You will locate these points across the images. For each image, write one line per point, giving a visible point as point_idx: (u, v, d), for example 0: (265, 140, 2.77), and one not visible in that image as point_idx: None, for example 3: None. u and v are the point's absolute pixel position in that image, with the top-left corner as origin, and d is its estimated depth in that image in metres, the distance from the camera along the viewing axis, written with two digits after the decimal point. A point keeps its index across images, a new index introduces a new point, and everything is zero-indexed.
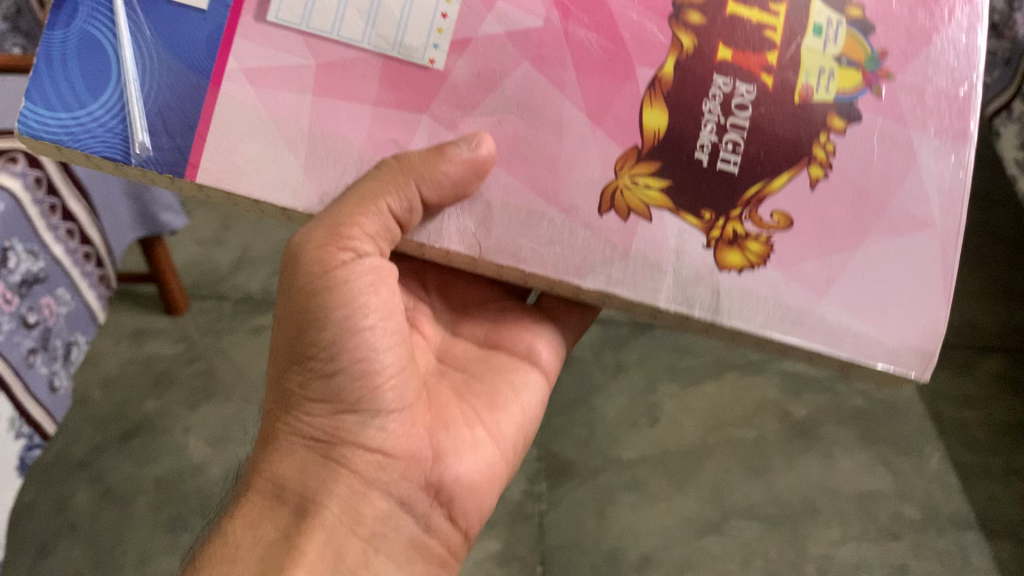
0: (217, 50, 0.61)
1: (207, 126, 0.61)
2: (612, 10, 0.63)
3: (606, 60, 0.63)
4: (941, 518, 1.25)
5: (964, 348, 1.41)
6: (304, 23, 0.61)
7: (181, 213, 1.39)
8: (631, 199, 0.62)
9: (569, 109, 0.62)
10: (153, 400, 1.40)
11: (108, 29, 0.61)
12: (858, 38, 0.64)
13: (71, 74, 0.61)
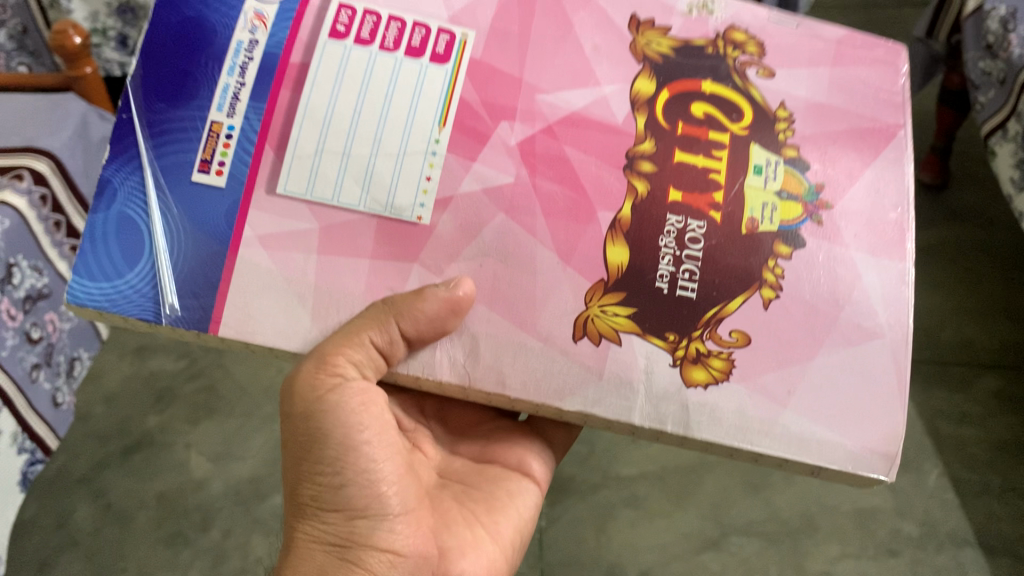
0: (234, 220, 0.62)
1: (227, 280, 0.61)
2: (575, 167, 0.66)
3: (570, 208, 0.65)
4: (939, 535, 1.25)
5: (959, 365, 1.43)
6: (309, 193, 0.62)
7: None
8: (603, 326, 0.63)
9: (543, 254, 0.64)
10: (154, 416, 1.41)
11: (142, 210, 0.62)
12: (797, 175, 0.68)
13: (107, 250, 0.61)
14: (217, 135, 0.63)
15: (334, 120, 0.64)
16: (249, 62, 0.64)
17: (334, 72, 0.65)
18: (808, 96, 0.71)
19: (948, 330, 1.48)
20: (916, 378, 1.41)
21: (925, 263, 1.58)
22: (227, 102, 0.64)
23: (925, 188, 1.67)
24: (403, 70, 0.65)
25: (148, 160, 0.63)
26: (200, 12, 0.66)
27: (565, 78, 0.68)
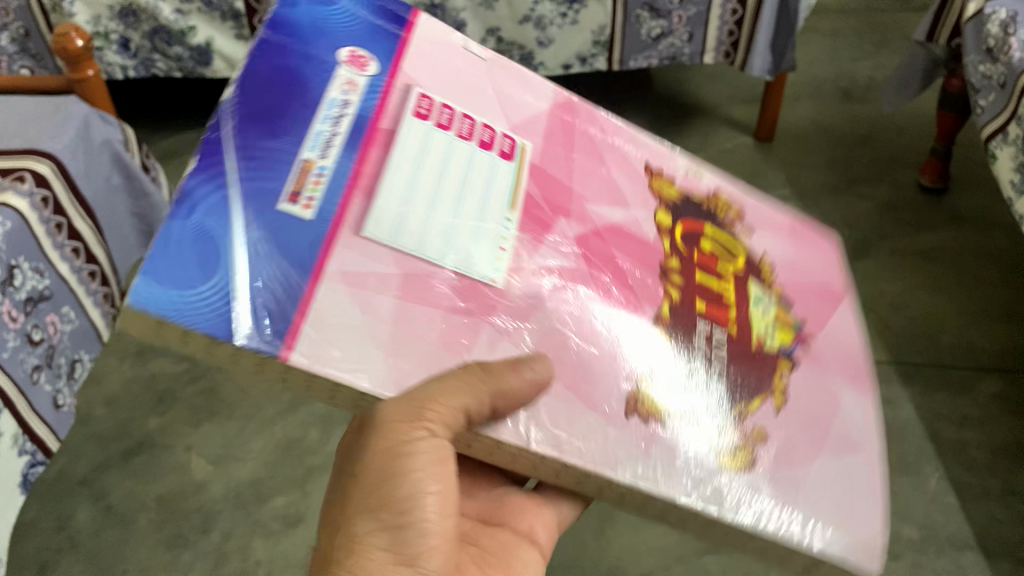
0: (319, 246, 0.45)
1: (306, 305, 0.43)
2: (623, 263, 0.58)
3: (621, 300, 0.55)
4: (940, 538, 1.23)
5: (959, 368, 1.43)
6: (394, 239, 0.48)
7: None
8: (647, 404, 0.51)
9: (596, 335, 0.52)
10: (155, 418, 1.42)
11: (222, 222, 0.44)
12: (785, 307, 0.67)
13: (182, 252, 0.42)
14: (308, 170, 0.48)
15: (421, 180, 0.52)
16: (340, 112, 0.52)
17: (420, 145, 0.53)
18: (778, 249, 0.71)
19: (948, 333, 1.49)
20: (915, 381, 1.42)
21: (924, 270, 1.60)
22: (319, 144, 0.50)
23: (925, 193, 1.75)
24: (477, 161, 0.55)
25: (234, 166, 0.47)
26: (298, 57, 0.54)
27: (603, 195, 0.62)
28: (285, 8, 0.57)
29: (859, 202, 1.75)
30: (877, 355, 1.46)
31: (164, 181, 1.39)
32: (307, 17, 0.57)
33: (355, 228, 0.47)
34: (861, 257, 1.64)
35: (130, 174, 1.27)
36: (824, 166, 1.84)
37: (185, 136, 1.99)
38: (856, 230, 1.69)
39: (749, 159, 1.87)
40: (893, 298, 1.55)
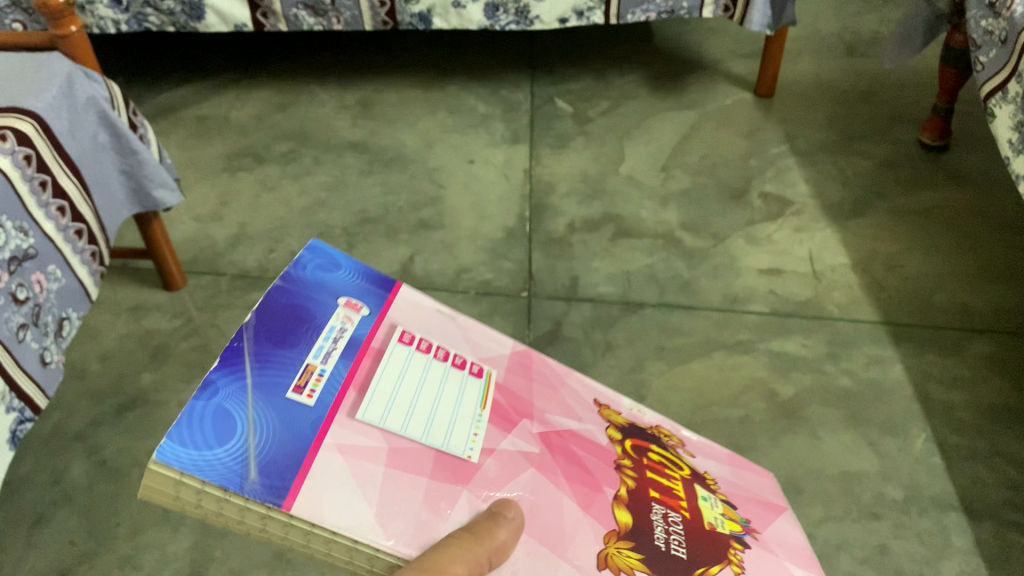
0: (319, 429, 0.63)
1: (306, 473, 0.59)
2: (581, 458, 0.77)
3: (580, 477, 0.75)
4: (923, 499, 1.23)
5: (951, 329, 1.43)
6: (383, 420, 0.66)
7: (176, 191, 1.38)
8: (622, 561, 0.67)
9: (564, 505, 0.71)
10: (149, 374, 1.43)
11: (241, 407, 0.61)
12: (730, 507, 0.83)
13: (199, 429, 0.58)
14: (311, 372, 0.66)
15: (396, 403, 0.69)
16: (337, 340, 0.71)
17: (398, 367, 0.72)
18: (717, 469, 0.92)
19: (941, 294, 1.48)
20: (907, 342, 1.42)
21: (919, 230, 1.59)
22: (320, 354, 0.68)
23: (925, 149, 1.74)
24: (447, 378, 0.75)
25: (253, 368, 0.64)
26: (307, 300, 0.72)
27: (562, 412, 0.84)
28: (297, 271, 0.74)
29: (858, 160, 1.73)
30: (869, 317, 1.46)
31: (154, 139, 1.37)
32: (312, 278, 0.75)
33: (367, 392, 0.68)
34: (856, 216, 1.62)
35: (116, 131, 1.26)
36: (824, 123, 1.82)
37: (182, 92, 1.98)
38: (853, 189, 1.67)
39: (748, 117, 1.85)
40: (888, 258, 1.54)
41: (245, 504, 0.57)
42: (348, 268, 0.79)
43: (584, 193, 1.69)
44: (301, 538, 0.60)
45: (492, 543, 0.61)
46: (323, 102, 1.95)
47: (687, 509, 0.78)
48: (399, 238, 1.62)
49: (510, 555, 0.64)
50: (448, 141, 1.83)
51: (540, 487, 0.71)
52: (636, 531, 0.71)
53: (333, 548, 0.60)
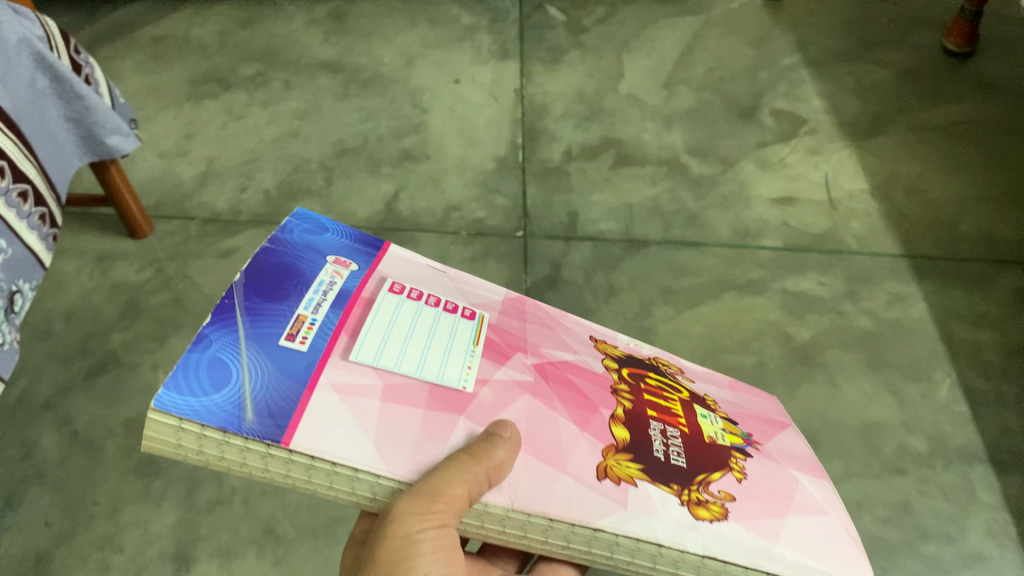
0: (314, 369, 0.59)
1: (301, 412, 0.57)
2: (571, 379, 0.71)
3: (577, 397, 0.69)
4: (947, 451, 1.16)
5: (977, 261, 1.33)
6: (377, 359, 0.62)
7: (131, 137, 1.25)
8: (623, 470, 0.63)
9: (563, 425, 0.66)
10: (119, 333, 1.33)
11: (235, 355, 0.58)
12: (731, 422, 0.76)
13: (195, 377, 0.56)
14: (302, 321, 0.62)
15: (391, 337, 0.64)
16: (328, 291, 0.66)
17: (393, 308, 0.67)
18: (719, 393, 0.84)
19: (967, 222, 1.38)
20: (930, 277, 1.32)
21: (943, 148, 1.47)
22: (313, 303, 0.64)
23: (948, 56, 1.60)
24: (443, 316, 0.70)
25: (244, 319, 0.61)
26: (293, 259, 0.68)
27: (560, 345, 0.76)
28: (283, 234, 0.70)
29: (876, 69, 1.59)
30: (890, 249, 1.36)
31: (102, 79, 1.23)
32: (299, 241, 0.71)
33: (360, 335, 0.63)
34: (875, 134, 1.50)
35: (56, 76, 1.11)
36: (839, 28, 1.68)
37: (138, 9, 1.81)
38: (871, 102, 1.54)
39: (757, 23, 1.70)
40: (910, 182, 1.43)
41: (245, 444, 0.55)
42: (337, 232, 0.74)
43: (581, 114, 1.56)
44: (299, 474, 0.57)
45: (490, 462, 0.59)
46: (293, 17, 1.79)
47: (687, 424, 0.72)
48: (382, 172, 1.50)
49: (510, 472, 0.61)
50: (431, 58, 1.68)
51: (536, 411, 0.66)
52: (635, 446, 0.66)
53: (334, 481, 0.58)
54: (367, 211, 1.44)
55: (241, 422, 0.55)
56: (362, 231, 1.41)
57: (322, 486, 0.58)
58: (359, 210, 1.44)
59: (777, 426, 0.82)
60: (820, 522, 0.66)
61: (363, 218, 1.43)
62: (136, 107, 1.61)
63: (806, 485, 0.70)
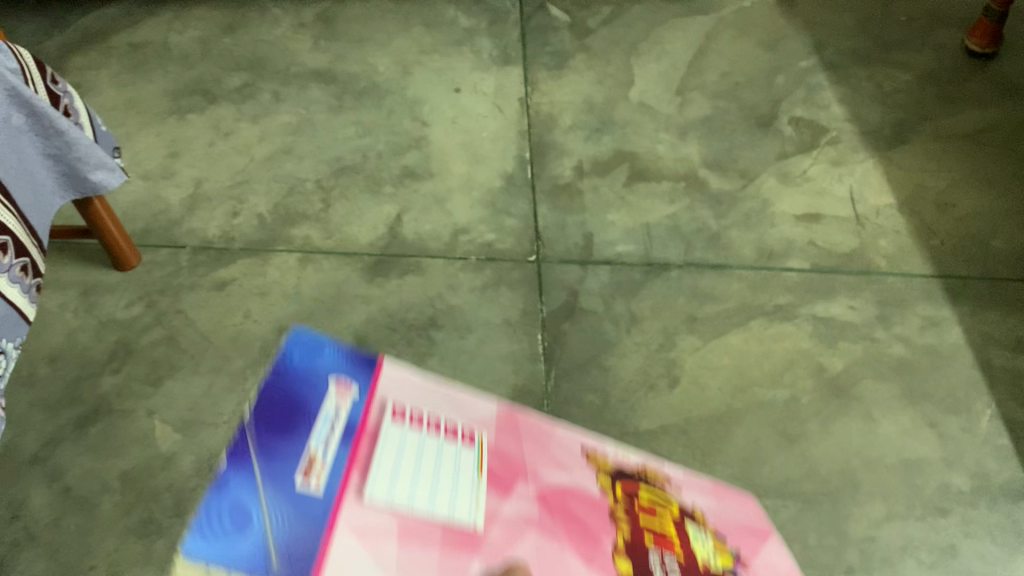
0: (329, 507, 0.59)
1: (322, 555, 0.57)
2: (569, 501, 0.74)
3: (577, 522, 0.72)
4: (992, 488, 1.11)
5: (1011, 282, 1.28)
6: (388, 497, 0.63)
7: (118, 170, 1.15)
8: None
9: (570, 556, 0.69)
10: (109, 377, 1.24)
11: (253, 496, 0.58)
12: (719, 540, 0.80)
13: (217, 522, 0.56)
14: (314, 459, 0.61)
15: (400, 477, 0.65)
16: (335, 423, 0.65)
17: (396, 445, 0.67)
18: (705, 503, 0.86)
19: (998, 239, 1.33)
20: (964, 300, 1.27)
21: (970, 158, 1.42)
22: (323, 436, 0.63)
23: (970, 56, 1.55)
24: (446, 449, 0.71)
25: (256, 458, 0.59)
26: (295, 385, 0.66)
27: (554, 465, 0.78)
28: (282, 359, 0.68)
29: (897, 72, 1.54)
30: (922, 270, 1.30)
31: (82, 109, 1.12)
32: (298, 366, 0.68)
33: (370, 471, 0.63)
34: (899, 144, 1.44)
35: (34, 111, 1.00)
36: (856, 29, 1.62)
37: (111, 12, 1.70)
38: (893, 110, 1.49)
39: (769, 24, 1.64)
40: (938, 197, 1.38)
41: None
42: (330, 347, 0.71)
43: (591, 126, 1.49)
44: None
45: None
46: (278, 20, 1.68)
47: (682, 549, 0.75)
48: (383, 193, 1.41)
49: None
50: (428, 65, 1.59)
51: (544, 549, 0.68)
52: None
53: None
54: (371, 236, 1.37)
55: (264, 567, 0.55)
56: (366, 258, 1.34)
57: None
58: (362, 234, 1.37)
59: (758, 538, 0.83)
60: None
61: (365, 244, 1.35)
62: (115, 124, 1.51)
63: None
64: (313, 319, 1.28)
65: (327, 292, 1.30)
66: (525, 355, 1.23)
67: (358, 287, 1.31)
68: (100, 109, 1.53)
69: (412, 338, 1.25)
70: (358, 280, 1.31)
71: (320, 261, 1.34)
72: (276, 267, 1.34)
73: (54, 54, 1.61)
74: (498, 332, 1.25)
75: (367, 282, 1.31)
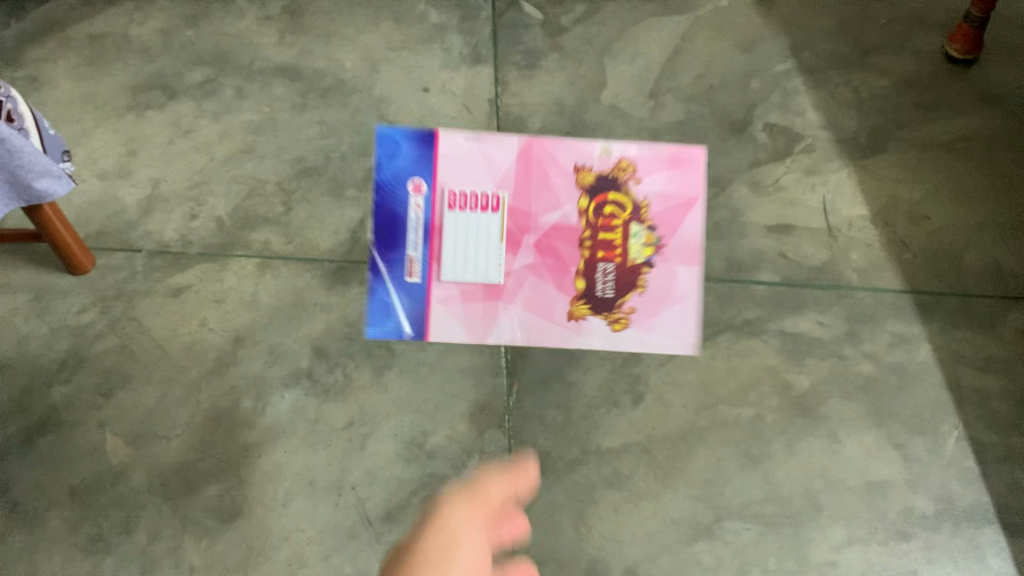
0: (424, 289, 1.23)
1: (428, 324, 1.22)
2: (550, 241, 1.24)
3: (551, 262, 1.23)
4: (955, 512, 1.14)
5: (985, 298, 1.27)
6: (459, 272, 1.23)
7: (65, 177, 1.10)
8: (579, 312, 1.22)
9: (553, 297, 1.22)
10: (59, 387, 1.19)
11: (381, 289, 1.23)
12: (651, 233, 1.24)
13: (376, 313, 1.22)
14: (412, 261, 1.23)
15: (469, 265, 1.23)
16: (418, 225, 1.23)
17: (453, 230, 1.23)
18: (655, 187, 1.25)
19: (972, 253, 1.30)
20: (935, 316, 1.25)
21: (945, 169, 1.41)
22: (412, 245, 1.23)
23: (950, 62, 1.51)
24: (475, 222, 1.23)
25: (381, 259, 1.24)
26: (388, 199, 1.23)
27: (548, 206, 1.24)
28: (378, 175, 1.24)
29: (875, 77, 1.50)
30: (893, 285, 1.28)
31: (26, 113, 1.07)
32: (385, 176, 1.24)
33: (441, 255, 1.23)
34: (874, 153, 1.43)
35: None
36: (836, 32, 1.55)
37: None
38: (870, 116, 1.47)
39: (750, 23, 1.56)
40: (912, 208, 1.34)
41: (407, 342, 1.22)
42: (397, 138, 1.24)
43: (560, 131, 1.47)
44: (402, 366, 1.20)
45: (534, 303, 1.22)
46: (242, 12, 1.56)
47: (620, 253, 1.24)
48: (346, 197, 1.38)
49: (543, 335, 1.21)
50: (397, 62, 1.53)
51: (535, 287, 1.22)
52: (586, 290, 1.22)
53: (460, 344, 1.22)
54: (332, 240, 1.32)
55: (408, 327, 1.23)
56: (326, 263, 1.27)
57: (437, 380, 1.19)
58: (322, 240, 1.34)
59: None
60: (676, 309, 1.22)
61: None
62: (71, 120, 1.47)
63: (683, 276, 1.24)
64: (269, 328, 1.23)
65: (285, 300, 1.23)
66: (488, 368, 1.20)
67: (318, 295, 1.24)
68: (56, 104, 1.48)
69: (371, 349, 1.21)
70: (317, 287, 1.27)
71: (279, 266, 1.27)
72: (234, 272, 1.29)
73: (7, 43, 1.54)
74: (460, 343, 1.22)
75: (327, 289, 1.25)
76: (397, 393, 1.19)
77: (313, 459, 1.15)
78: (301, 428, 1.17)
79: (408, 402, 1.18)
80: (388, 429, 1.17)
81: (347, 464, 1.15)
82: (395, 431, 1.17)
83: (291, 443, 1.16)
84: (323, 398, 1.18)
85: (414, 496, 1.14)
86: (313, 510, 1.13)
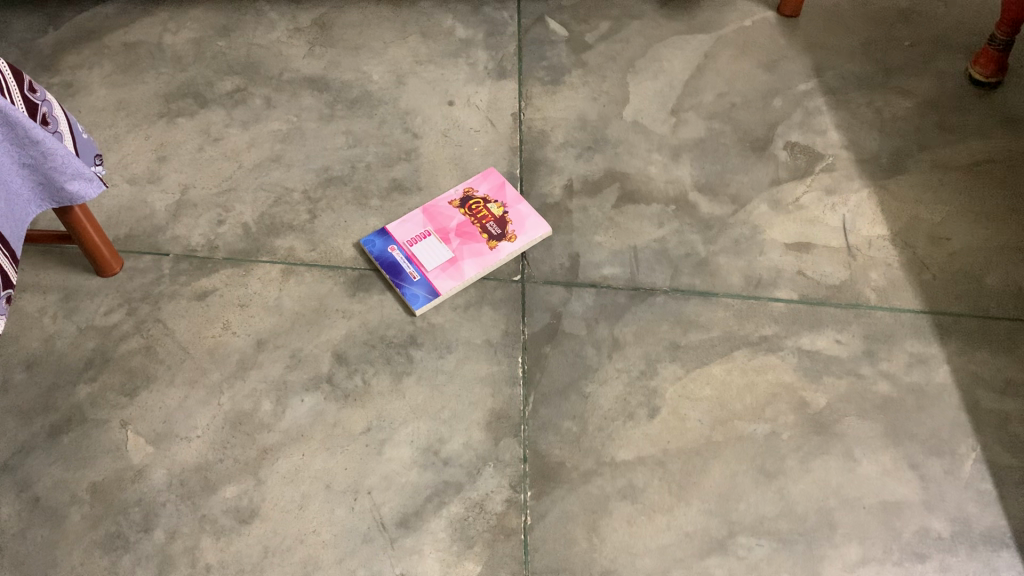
0: (434, 284, 1.28)
1: (447, 292, 1.28)
2: (451, 226, 1.35)
3: (465, 238, 1.33)
4: (972, 535, 1.09)
5: (1003, 320, 1.26)
6: (458, 276, 1.29)
7: (96, 179, 1.13)
8: (495, 242, 1.33)
9: (485, 255, 1.31)
10: (85, 386, 1.21)
11: (409, 290, 1.28)
12: (496, 201, 1.37)
13: (411, 292, 1.27)
14: (411, 272, 1.30)
15: (451, 258, 1.31)
16: (403, 260, 1.31)
17: (429, 247, 1.32)
18: (456, 194, 1.39)
19: (992, 275, 1.31)
20: (954, 337, 1.25)
21: (967, 190, 1.40)
22: (410, 269, 1.30)
23: (973, 85, 1.52)
24: (435, 242, 1.33)
25: (400, 287, 1.28)
26: (380, 256, 1.31)
27: (446, 214, 1.36)
28: (371, 252, 1.32)
29: (897, 99, 1.52)
30: (912, 305, 1.28)
31: (61, 116, 1.10)
32: (377, 251, 1.32)
33: (437, 265, 1.30)
34: (895, 173, 1.42)
35: (8, 122, 0.98)
36: (858, 53, 1.59)
37: (106, 9, 1.68)
38: (892, 137, 1.47)
39: (771, 44, 1.62)
40: (933, 229, 1.36)
41: (435, 305, 1.28)
42: (373, 248, 1.33)
43: (583, 144, 1.47)
44: (417, 368, 1.23)
45: (493, 256, 1.31)
46: (273, 24, 1.66)
47: (489, 214, 1.36)
48: (369, 206, 1.40)
49: (500, 261, 1.32)
50: (423, 75, 1.57)
51: (477, 254, 1.31)
52: (497, 240, 1.33)
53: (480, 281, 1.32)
54: (355, 250, 1.35)
55: (431, 293, 1.28)
56: (348, 272, 1.32)
57: (452, 376, 1.22)
58: (346, 248, 1.35)
59: (514, 189, 1.40)
60: (528, 214, 1.36)
61: (350, 258, 1.34)
62: (105, 126, 1.50)
63: (518, 215, 1.36)
64: (293, 333, 1.26)
65: (308, 306, 1.29)
66: (504, 378, 1.21)
67: (340, 301, 1.29)
68: (90, 110, 1.52)
69: (391, 355, 1.24)
70: (338, 294, 1.30)
71: (302, 273, 1.32)
72: (258, 278, 1.32)
73: (46, 52, 1.60)
74: (477, 353, 1.24)
75: (348, 296, 1.30)
76: (414, 399, 1.20)
77: (329, 462, 1.15)
78: (317, 433, 1.17)
79: (424, 409, 1.19)
80: (405, 434, 1.17)
81: (363, 468, 1.14)
82: (412, 437, 1.17)
83: (308, 447, 1.16)
84: (342, 403, 1.20)
85: (430, 503, 1.12)
86: (330, 514, 1.11)
